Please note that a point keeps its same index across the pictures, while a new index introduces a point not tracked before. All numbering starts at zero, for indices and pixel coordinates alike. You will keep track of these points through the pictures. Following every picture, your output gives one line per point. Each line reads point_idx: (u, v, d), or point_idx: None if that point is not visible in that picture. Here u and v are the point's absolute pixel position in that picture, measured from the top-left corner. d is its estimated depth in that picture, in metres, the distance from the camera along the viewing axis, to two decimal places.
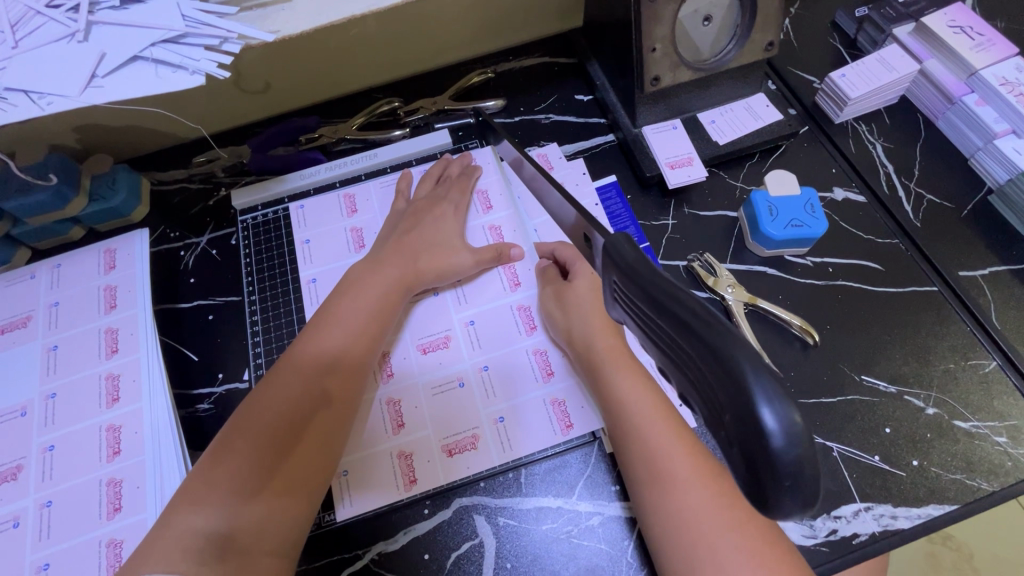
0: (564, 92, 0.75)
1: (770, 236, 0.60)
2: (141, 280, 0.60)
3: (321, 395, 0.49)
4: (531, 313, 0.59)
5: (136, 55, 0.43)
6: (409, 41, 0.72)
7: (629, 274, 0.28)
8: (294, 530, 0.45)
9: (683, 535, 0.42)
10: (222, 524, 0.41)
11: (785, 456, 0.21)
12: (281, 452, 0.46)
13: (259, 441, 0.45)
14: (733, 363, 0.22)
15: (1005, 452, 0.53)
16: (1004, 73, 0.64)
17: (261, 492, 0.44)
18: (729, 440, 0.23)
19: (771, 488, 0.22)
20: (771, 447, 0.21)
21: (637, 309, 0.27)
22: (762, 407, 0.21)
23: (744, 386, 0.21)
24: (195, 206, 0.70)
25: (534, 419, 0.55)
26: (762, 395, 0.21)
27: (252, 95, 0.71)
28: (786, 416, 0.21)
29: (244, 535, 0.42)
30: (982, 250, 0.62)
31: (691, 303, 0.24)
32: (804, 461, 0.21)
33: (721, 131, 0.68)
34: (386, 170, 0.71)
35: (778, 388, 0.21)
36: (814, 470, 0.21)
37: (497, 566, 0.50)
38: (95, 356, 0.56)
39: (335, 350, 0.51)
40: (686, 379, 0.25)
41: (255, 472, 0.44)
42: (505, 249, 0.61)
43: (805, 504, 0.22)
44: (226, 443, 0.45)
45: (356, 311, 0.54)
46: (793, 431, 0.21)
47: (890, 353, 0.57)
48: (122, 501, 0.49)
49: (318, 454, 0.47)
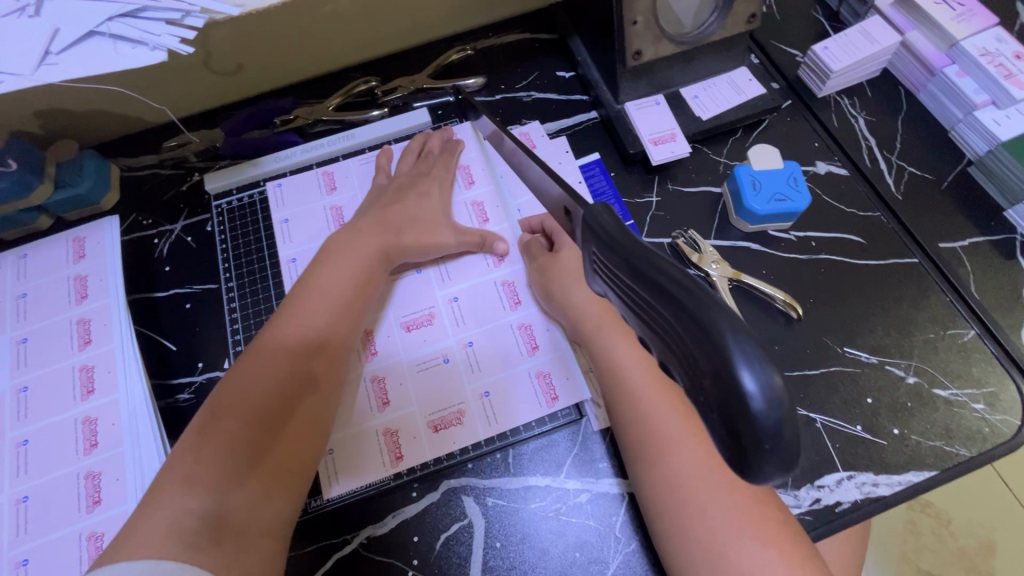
0: (545, 69, 0.74)
1: (753, 210, 0.60)
2: (113, 269, 0.57)
3: (306, 375, 0.48)
4: (515, 288, 0.59)
5: (92, 30, 0.41)
6: (385, 18, 0.70)
7: (608, 243, 0.27)
8: (284, 512, 0.44)
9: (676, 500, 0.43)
10: (212, 506, 0.40)
11: (766, 419, 0.21)
12: (269, 432, 0.45)
13: (244, 422, 0.44)
14: (714, 328, 0.21)
15: (982, 418, 0.54)
16: (984, 43, 0.65)
17: (249, 474, 0.42)
18: (710, 405, 0.22)
19: (752, 452, 0.21)
20: (751, 411, 0.21)
21: (619, 277, 0.26)
22: (742, 369, 0.21)
23: (723, 351, 0.21)
24: (167, 191, 0.68)
25: (521, 394, 0.54)
26: (742, 357, 0.21)
27: (222, 76, 0.69)
28: (766, 378, 0.21)
29: (230, 518, 0.40)
30: (961, 221, 0.63)
31: (671, 268, 0.23)
32: (785, 423, 0.21)
33: (704, 106, 0.67)
34: (364, 151, 0.69)
35: (757, 350, 0.21)
36: (792, 431, 0.21)
37: (486, 546, 0.50)
38: (67, 348, 0.54)
39: (319, 329, 0.50)
40: (667, 347, 0.24)
41: (234, 457, 0.42)
42: (489, 239, 0.60)
43: (785, 466, 0.22)
44: (208, 425, 0.44)
45: (339, 289, 0.53)
46: (773, 393, 0.21)
47: (872, 324, 0.58)
48: (102, 494, 0.48)
49: (305, 434, 0.47)
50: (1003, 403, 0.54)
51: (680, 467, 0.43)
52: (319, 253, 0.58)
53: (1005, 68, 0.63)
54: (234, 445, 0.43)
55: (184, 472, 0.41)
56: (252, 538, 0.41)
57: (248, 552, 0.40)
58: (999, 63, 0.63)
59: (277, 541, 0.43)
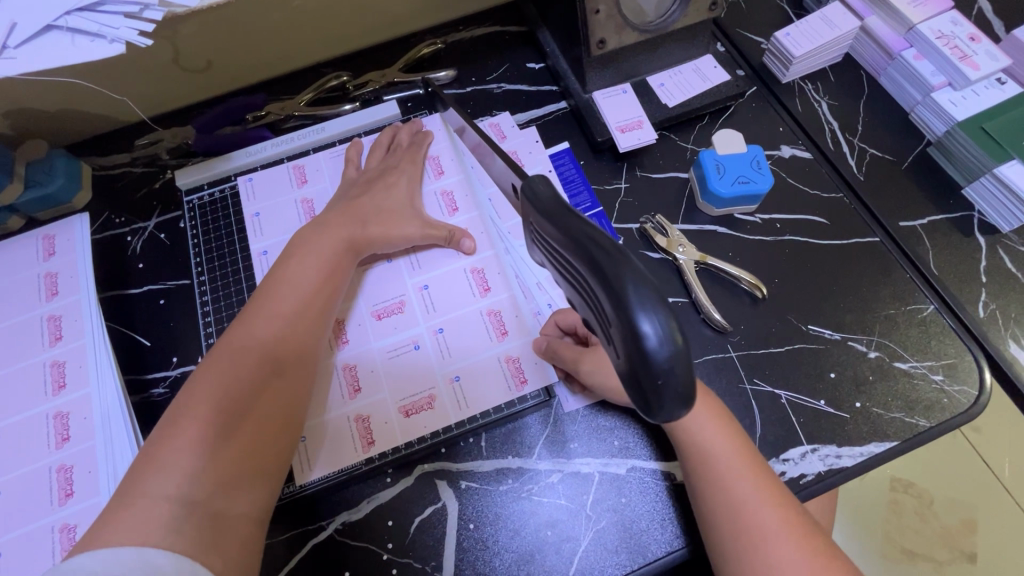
0: (515, 60, 0.75)
1: (718, 194, 0.61)
2: (84, 266, 0.58)
3: (281, 362, 0.49)
4: (484, 275, 0.60)
5: (50, 24, 0.41)
6: (353, 13, 0.71)
7: (545, 215, 0.31)
8: (262, 498, 0.45)
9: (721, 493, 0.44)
10: (192, 492, 0.40)
11: (659, 356, 0.26)
12: (246, 415, 0.45)
13: (221, 409, 0.44)
14: (621, 283, 0.26)
15: (941, 389, 0.55)
16: (940, 27, 0.66)
17: (227, 457, 0.43)
18: (621, 348, 0.27)
19: (650, 386, 0.27)
20: (648, 350, 0.26)
21: (554, 249, 0.31)
22: (641, 317, 0.26)
23: (625, 305, 0.26)
24: (140, 189, 0.68)
25: (491, 378, 0.55)
26: (643, 309, 0.26)
27: (192, 74, 0.69)
28: (660, 323, 0.26)
29: (208, 503, 0.41)
30: (921, 200, 0.64)
31: (594, 235, 0.28)
32: (675, 360, 0.26)
33: (671, 93, 0.68)
34: (335, 144, 0.69)
35: (653, 299, 0.26)
36: (683, 367, 0.26)
37: (460, 527, 0.51)
38: (38, 344, 0.54)
39: (289, 319, 0.51)
40: (595, 305, 0.30)
41: (211, 443, 0.43)
42: (459, 234, 0.60)
43: (682, 398, 0.27)
44: (180, 414, 0.43)
45: (308, 281, 0.53)
46: (666, 336, 0.26)
47: (835, 301, 0.59)
48: (74, 486, 0.49)
49: (282, 417, 0.48)
50: (961, 374, 0.56)
51: (726, 460, 0.44)
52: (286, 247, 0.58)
53: (959, 50, 0.65)
54: (212, 430, 0.43)
55: (159, 457, 0.41)
56: (233, 523, 0.42)
57: (229, 538, 0.41)
58: (954, 46, 0.65)
59: (256, 526, 0.43)
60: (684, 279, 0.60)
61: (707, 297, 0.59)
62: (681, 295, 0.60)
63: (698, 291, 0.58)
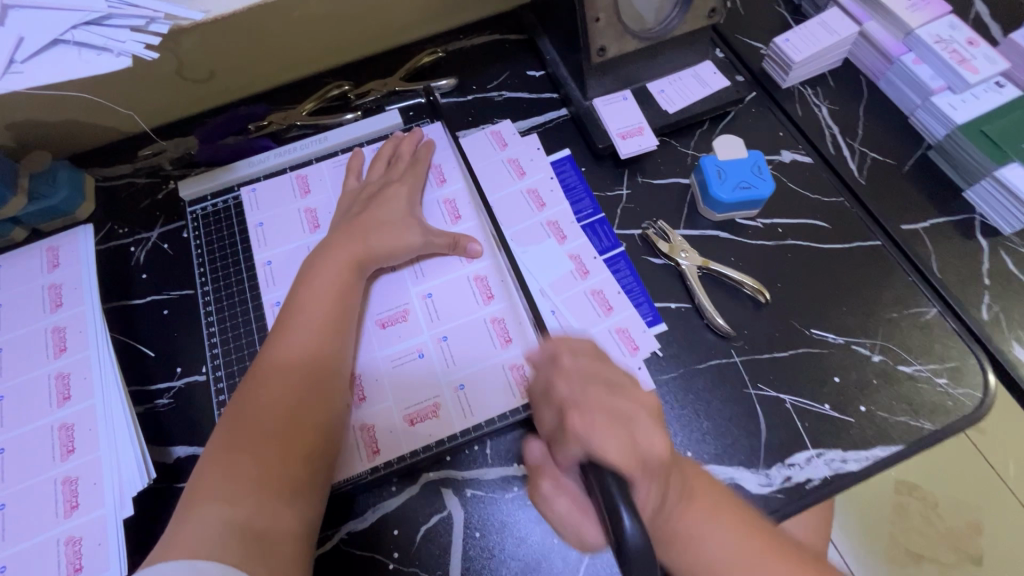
0: (516, 68, 0.75)
1: (720, 199, 0.61)
2: (88, 277, 0.58)
3: (307, 384, 0.50)
4: (488, 283, 0.60)
5: (57, 38, 0.41)
6: (355, 23, 0.71)
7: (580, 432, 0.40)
8: (305, 514, 0.46)
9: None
10: (235, 514, 0.43)
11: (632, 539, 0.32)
12: (278, 438, 0.47)
13: (258, 435, 0.47)
14: (607, 480, 0.35)
15: (946, 392, 0.55)
16: (938, 31, 0.67)
17: (265, 479, 0.45)
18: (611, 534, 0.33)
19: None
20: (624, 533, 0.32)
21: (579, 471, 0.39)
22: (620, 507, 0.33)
23: (610, 499, 0.34)
24: (143, 200, 0.69)
25: (495, 385, 0.55)
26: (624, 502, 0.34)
27: (195, 84, 0.70)
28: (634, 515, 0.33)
29: (255, 521, 0.43)
30: (922, 204, 0.64)
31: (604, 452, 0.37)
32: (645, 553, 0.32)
33: (671, 100, 0.68)
34: (336, 153, 0.69)
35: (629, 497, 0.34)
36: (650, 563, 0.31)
37: (465, 536, 0.51)
38: (42, 356, 0.54)
39: (312, 341, 0.52)
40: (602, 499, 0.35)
41: (251, 466, 0.45)
42: (463, 241, 0.60)
43: None
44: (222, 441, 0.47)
45: (325, 300, 0.54)
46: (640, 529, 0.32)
47: (839, 306, 0.59)
48: (79, 498, 0.48)
49: (313, 436, 0.49)
50: (965, 377, 0.56)
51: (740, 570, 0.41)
52: (301, 266, 0.59)
53: (958, 54, 0.65)
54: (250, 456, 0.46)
55: (205, 485, 0.44)
56: (278, 541, 0.43)
57: (278, 554, 0.43)
58: (952, 49, 0.65)
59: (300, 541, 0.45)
60: (686, 285, 0.60)
61: (710, 302, 0.59)
62: (684, 300, 0.60)
63: (701, 297, 0.59)
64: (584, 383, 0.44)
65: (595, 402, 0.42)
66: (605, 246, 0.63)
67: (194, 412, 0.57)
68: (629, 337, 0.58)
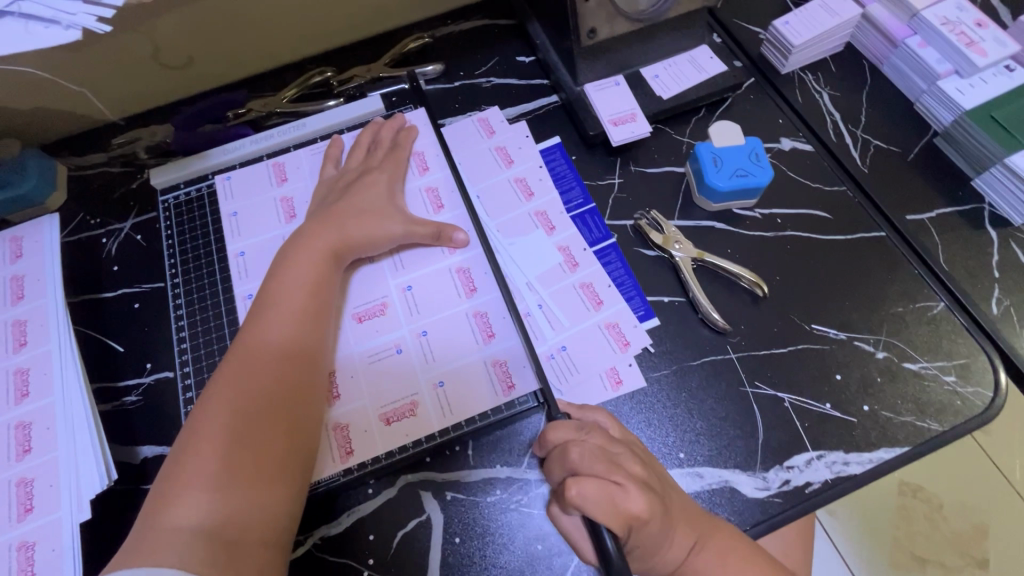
0: (505, 54, 0.72)
1: (715, 187, 0.58)
2: (52, 269, 0.55)
3: (282, 376, 0.47)
4: (470, 275, 0.57)
5: (2, 10, 0.39)
6: (336, 6, 0.69)
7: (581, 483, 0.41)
8: (282, 518, 0.43)
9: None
10: (205, 519, 0.40)
11: None
12: (253, 433, 0.44)
13: (228, 433, 0.43)
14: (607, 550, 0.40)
15: (953, 391, 0.52)
16: (944, 13, 0.64)
17: (238, 478, 0.42)
18: None
19: None
20: None
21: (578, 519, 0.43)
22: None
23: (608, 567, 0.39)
24: (116, 190, 0.66)
25: (476, 383, 0.52)
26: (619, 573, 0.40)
27: (170, 70, 0.67)
28: None
29: (227, 527, 0.40)
30: (929, 193, 0.61)
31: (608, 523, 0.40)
32: None
33: (665, 85, 0.65)
34: (316, 140, 0.67)
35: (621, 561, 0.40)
36: None
37: (445, 542, 0.49)
38: (1, 351, 0.51)
39: (288, 332, 0.49)
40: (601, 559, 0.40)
41: (220, 467, 0.42)
42: (447, 231, 0.57)
43: None
44: (191, 437, 0.43)
45: (300, 289, 0.51)
46: None
47: (841, 300, 0.56)
48: (34, 501, 0.45)
49: (289, 432, 0.46)
50: (974, 375, 0.53)
51: None
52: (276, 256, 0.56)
53: (966, 36, 0.62)
54: (223, 453, 0.42)
55: (171, 489, 0.41)
56: (250, 546, 0.41)
57: (250, 560, 0.40)
58: (960, 32, 0.62)
59: (273, 546, 0.42)
60: (679, 277, 0.57)
61: (704, 296, 0.56)
62: (677, 294, 0.57)
63: (695, 290, 0.56)
64: (594, 457, 0.43)
65: (601, 478, 0.41)
66: (596, 237, 0.60)
67: (162, 410, 0.55)
68: (618, 333, 0.55)
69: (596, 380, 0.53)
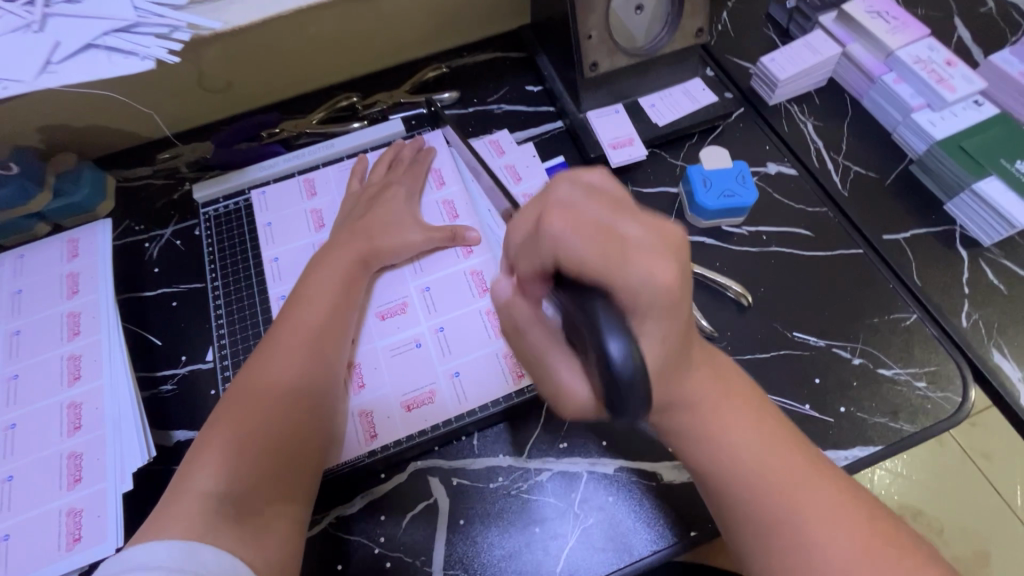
0: (515, 84, 0.79)
1: (704, 206, 0.64)
2: (104, 267, 0.61)
3: (291, 393, 0.51)
4: (484, 277, 0.62)
5: (89, 43, 0.46)
6: (365, 40, 0.76)
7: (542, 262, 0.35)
8: (297, 499, 0.48)
9: (758, 507, 0.40)
10: (227, 489, 0.44)
11: (623, 374, 0.30)
12: (276, 416, 0.49)
13: (253, 415, 0.49)
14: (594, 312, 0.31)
15: (925, 396, 0.56)
16: (917, 52, 0.70)
17: (259, 456, 0.47)
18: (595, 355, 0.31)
19: (617, 399, 0.30)
20: (611, 363, 0.30)
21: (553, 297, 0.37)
22: (608, 336, 0.30)
23: (596, 325, 0.30)
24: (160, 199, 0.73)
25: (483, 384, 0.57)
26: (611, 332, 0.30)
27: (213, 94, 0.74)
28: (626, 348, 0.30)
29: (247, 500, 0.45)
30: (905, 215, 0.66)
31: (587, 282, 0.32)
32: (634, 375, 0.30)
33: (661, 113, 0.72)
34: (343, 159, 0.73)
35: (619, 329, 0.30)
36: (639, 384, 0.30)
37: (450, 524, 0.53)
38: (57, 339, 0.57)
39: (301, 348, 0.53)
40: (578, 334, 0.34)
41: (243, 446, 0.47)
42: (460, 232, 0.64)
43: (645, 406, 0.31)
44: (212, 436, 0.47)
45: (320, 300, 0.57)
46: (628, 356, 0.30)
47: (821, 311, 0.61)
48: (82, 472, 0.50)
49: (308, 420, 0.50)
50: (945, 381, 0.57)
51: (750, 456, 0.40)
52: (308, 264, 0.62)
53: (936, 74, 0.68)
54: (238, 462, 0.46)
55: (199, 461, 0.46)
56: (269, 520, 0.45)
57: (268, 533, 0.44)
58: (931, 70, 0.68)
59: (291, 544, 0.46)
60: None
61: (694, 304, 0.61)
62: None
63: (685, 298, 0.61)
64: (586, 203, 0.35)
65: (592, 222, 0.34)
66: None
67: (195, 398, 0.60)
68: None
69: None
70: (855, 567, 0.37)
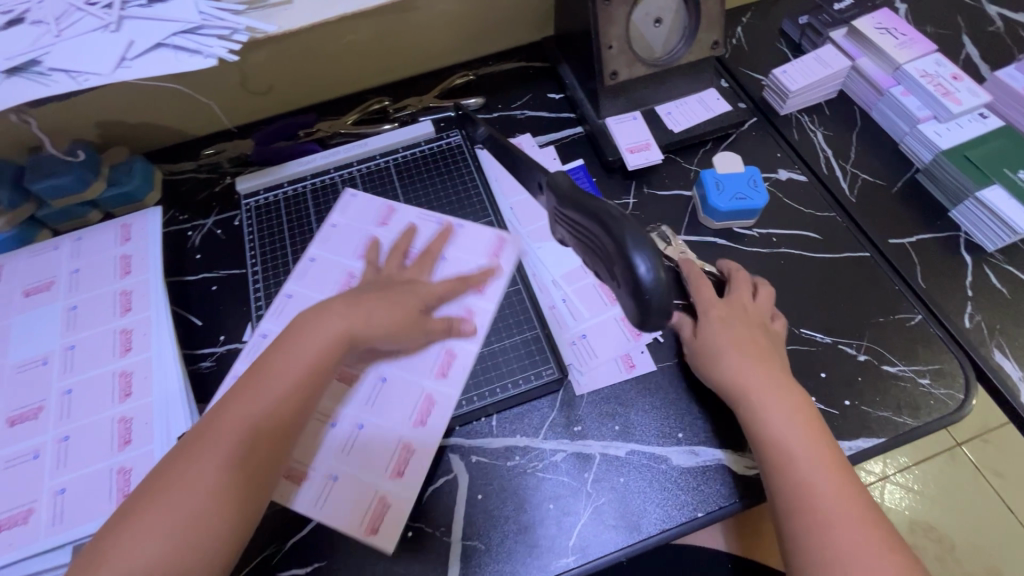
0: (538, 91, 0.83)
1: (716, 207, 0.67)
2: (154, 251, 0.66)
3: (262, 444, 0.47)
4: (430, 411, 0.57)
5: (160, 42, 0.51)
6: (398, 48, 0.81)
7: (573, 198, 0.45)
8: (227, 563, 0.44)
9: (793, 486, 0.49)
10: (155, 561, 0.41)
11: (651, 287, 0.40)
12: (226, 476, 0.45)
13: (199, 472, 0.44)
14: (624, 236, 0.40)
15: (927, 391, 0.58)
16: (924, 67, 0.73)
17: (198, 520, 0.43)
18: (623, 270, 0.41)
19: (646, 308, 0.41)
20: (641, 277, 0.40)
21: (575, 222, 0.45)
22: (637, 256, 0.40)
23: (627, 250, 0.40)
24: (201, 192, 0.78)
25: (355, 511, 0.53)
26: (638, 253, 0.40)
27: (255, 96, 0.80)
28: (653, 266, 0.40)
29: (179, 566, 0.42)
30: (911, 221, 0.69)
31: (611, 207, 0.43)
32: (658, 286, 0.40)
33: (676, 120, 0.75)
34: (376, 157, 0.77)
35: (647, 248, 0.40)
36: (663, 296, 0.40)
37: (468, 496, 0.56)
38: (111, 314, 0.61)
39: (269, 395, 0.48)
40: (601, 251, 0.44)
41: (183, 507, 0.43)
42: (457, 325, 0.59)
43: (664, 315, 0.42)
44: (155, 489, 0.44)
45: (299, 351, 0.50)
46: (654, 271, 0.40)
47: (828, 310, 0.64)
48: (132, 435, 0.54)
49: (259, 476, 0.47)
50: (947, 378, 0.59)
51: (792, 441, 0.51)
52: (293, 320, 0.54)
53: (943, 87, 0.71)
54: (174, 529, 0.42)
55: (138, 520, 0.42)
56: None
57: None
58: (937, 83, 0.71)
59: None
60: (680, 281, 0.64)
61: None
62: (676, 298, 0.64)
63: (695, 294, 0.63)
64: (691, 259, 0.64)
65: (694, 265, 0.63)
66: None
67: None
68: (630, 326, 0.63)
69: (612, 363, 0.61)
70: (846, 545, 0.46)
